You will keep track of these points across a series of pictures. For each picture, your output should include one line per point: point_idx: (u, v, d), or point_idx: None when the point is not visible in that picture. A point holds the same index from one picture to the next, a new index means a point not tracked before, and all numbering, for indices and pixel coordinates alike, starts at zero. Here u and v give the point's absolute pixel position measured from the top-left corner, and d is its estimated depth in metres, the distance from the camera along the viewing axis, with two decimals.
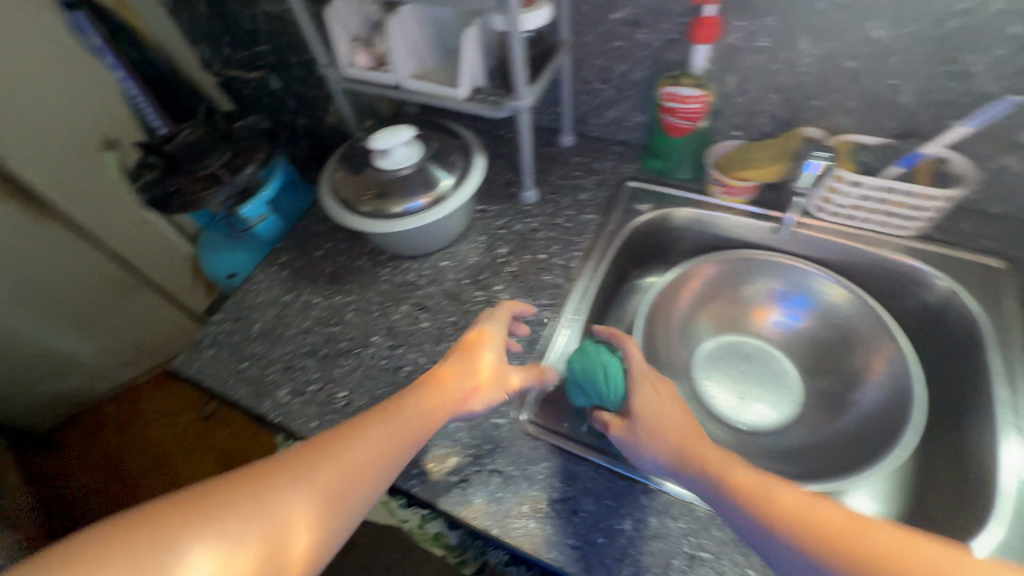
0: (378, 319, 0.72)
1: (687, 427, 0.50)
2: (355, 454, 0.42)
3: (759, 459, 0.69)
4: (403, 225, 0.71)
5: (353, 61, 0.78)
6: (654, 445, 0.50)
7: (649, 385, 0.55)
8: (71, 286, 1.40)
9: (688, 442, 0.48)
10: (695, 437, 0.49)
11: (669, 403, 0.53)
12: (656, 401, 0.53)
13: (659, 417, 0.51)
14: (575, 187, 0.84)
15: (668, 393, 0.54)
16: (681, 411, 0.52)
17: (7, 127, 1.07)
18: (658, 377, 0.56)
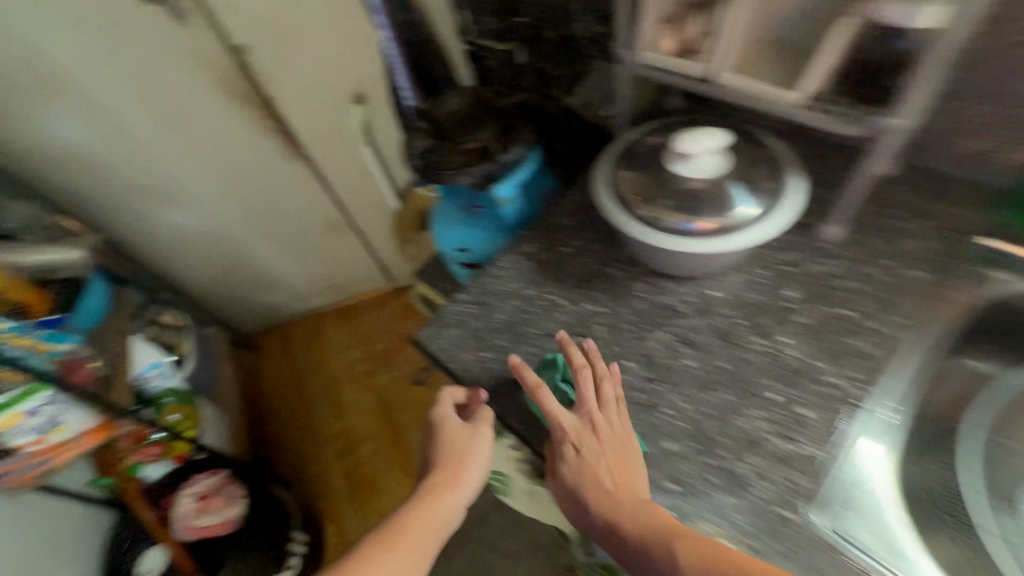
0: (632, 342, 0.64)
1: (615, 486, 0.52)
2: (394, 561, 0.52)
3: None
4: (693, 247, 0.61)
5: (657, 46, 0.69)
6: (583, 508, 0.53)
7: (572, 443, 0.55)
8: (298, 217, 1.60)
9: (616, 507, 0.51)
10: (621, 499, 0.51)
11: (594, 463, 0.53)
12: (583, 461, 0.54)
13: (584, 481, 0.53)
14: (895, 230, 0.66)
15: (598, 443, 0.54)
16: (617, 464, 0.53)
17: (289, 74, 1.20)
18: (584, 422, 0.56)
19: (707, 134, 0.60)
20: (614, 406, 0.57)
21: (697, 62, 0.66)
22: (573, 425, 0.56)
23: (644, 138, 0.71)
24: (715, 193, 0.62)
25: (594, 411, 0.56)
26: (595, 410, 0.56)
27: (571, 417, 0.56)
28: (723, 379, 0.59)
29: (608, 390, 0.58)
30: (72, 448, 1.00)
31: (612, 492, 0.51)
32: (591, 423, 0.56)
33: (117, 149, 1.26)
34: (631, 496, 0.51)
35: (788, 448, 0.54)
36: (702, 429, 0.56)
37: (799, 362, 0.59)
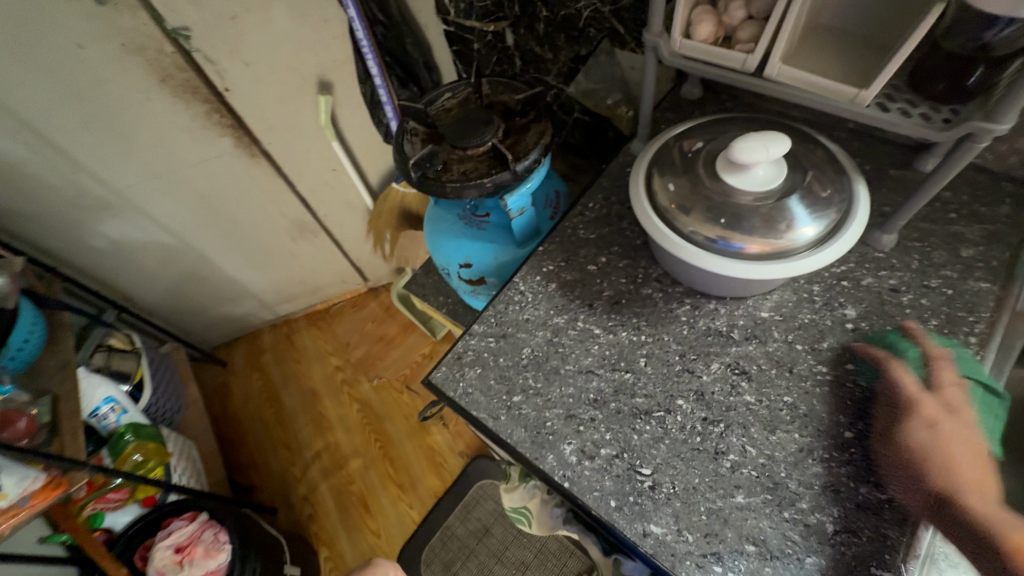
0: (682, 377, 0.57)
1: (971, 480, 0.46)
2: None
3: None
4: (752, 271, 0.54)
5: (691, 32, 0.59)
6: (916, 479, 0.47)
7: (921, 420, 0.49)
8: (259, 221, 1.43)
9: (964, 491, 0.45)
10: (972, 490, 0.45)
11: (949, 445, 0.47)
12: (937, 442, 0.48)
13: (932, 462, 0.47)
14: (952, 236, 0.61)
15: (951, 429, 0.48)
16: (969, 460, 0.47)
17: (240, 63, 1.04)
18: (936, 406, 0.50)
19: (766, 138, 0.52)
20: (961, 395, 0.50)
21: (742, 52, 0.57)
22: (920, 406, 0.50)
23: (680, 140, 0.62)
24: (774, 206, 0.54)
25: (949, 399, 0.50)
26: (949, 397, 0.50)
27: (919, 396, 0.50)
28: (790, 417, 0.53)
29: (958, 382, 0.51)
30: (20, 512, 0.82)
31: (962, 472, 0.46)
32: (949, 409, 0.49)
33: (35, 154, 1.07)
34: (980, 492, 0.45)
35: (872, 495, 0.48)
36: (775, 478, 0.50)
37: (870, 394, 0.53)
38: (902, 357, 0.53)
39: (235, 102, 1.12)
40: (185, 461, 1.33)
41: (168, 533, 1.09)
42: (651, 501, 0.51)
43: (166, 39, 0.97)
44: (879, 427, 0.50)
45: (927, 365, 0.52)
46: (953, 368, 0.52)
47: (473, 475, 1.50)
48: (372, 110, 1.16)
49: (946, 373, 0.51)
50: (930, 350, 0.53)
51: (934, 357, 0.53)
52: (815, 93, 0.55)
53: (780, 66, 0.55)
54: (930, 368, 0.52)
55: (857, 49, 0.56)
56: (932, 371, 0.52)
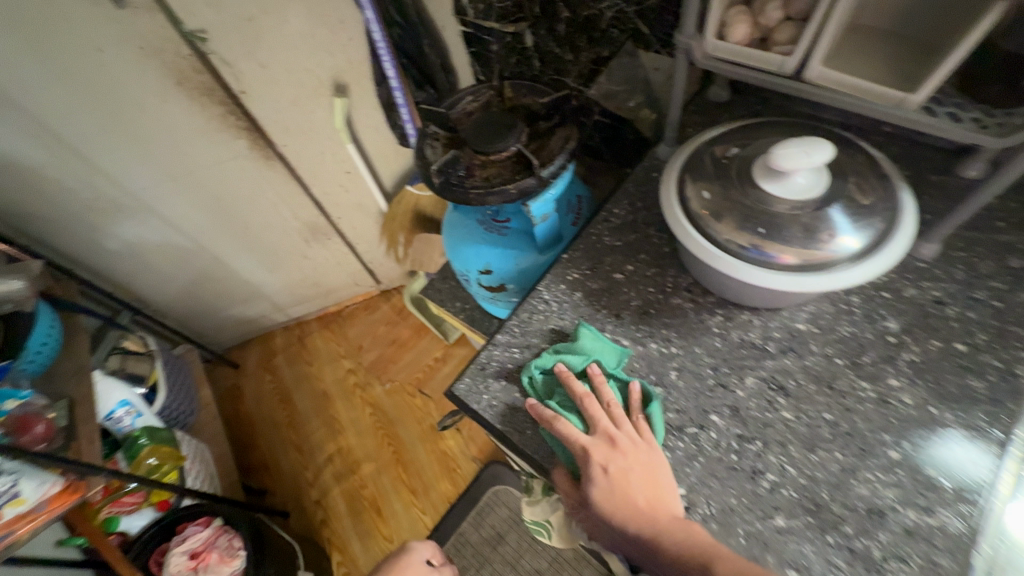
0: (716, 392, 0.55)
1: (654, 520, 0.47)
2: None
3: None
4: (790, 283, 0.52)
5: (725, 33, 0.57)
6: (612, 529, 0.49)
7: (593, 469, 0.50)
8: (273, 223, 1.43)
9: (654, 532, 0.47)
10: (660, 525, 0.47)
11: (624, 490, 0.48)
12: (613, 492, 0.48)
13: (617, 517, 0.48)
14: (999, 245, 0.58)
15: (622, 466, 0.49)
16: (649, 493, 0.48)
17: (256, 65, 1.03)
18: (598, 447, 0.50)
19: (809, 143, 0.50)
20: (624, 422, 0.52)
21: (780, 54, 0.55)
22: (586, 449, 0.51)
23: (713, 145, 0.60)
24: (814, 215, 0.52)
25: (606, 430, 0.51)
26: (602, 438, 0.51)
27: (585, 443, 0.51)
28: (831, 436, 0.51)
29: (618, 411, 0.53)
30: (37, 517, 0.82)
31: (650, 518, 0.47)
32: (609, 443, 0.50)
33: (51, 157, 1.07)
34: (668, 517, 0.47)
35: (923, 520, 0.46)
36: (817, 500, 0.48)
37: (917, 411, 0.51)
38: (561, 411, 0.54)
39: (250, 104, 1.11)
40: (198, 465, 1.33)
41: (183, 538, 1.08)
42: None
43: (182, 42, 0.96)
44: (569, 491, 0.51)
45: (583, 411, 0.53)
46: (597, 391, 0.54)
47: (485, 482, 1.48)
48: (387, 112, 1.14)
49: (596, 410, 0.53)
50: (586, 392, 0.54)
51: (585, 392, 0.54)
52: (858, 96, 0.53)
53: (819, 68, 0.53)
54: (585, 410, 0.53)
55: (900, 51, 0.53)
56: (586, 410, 0.53)
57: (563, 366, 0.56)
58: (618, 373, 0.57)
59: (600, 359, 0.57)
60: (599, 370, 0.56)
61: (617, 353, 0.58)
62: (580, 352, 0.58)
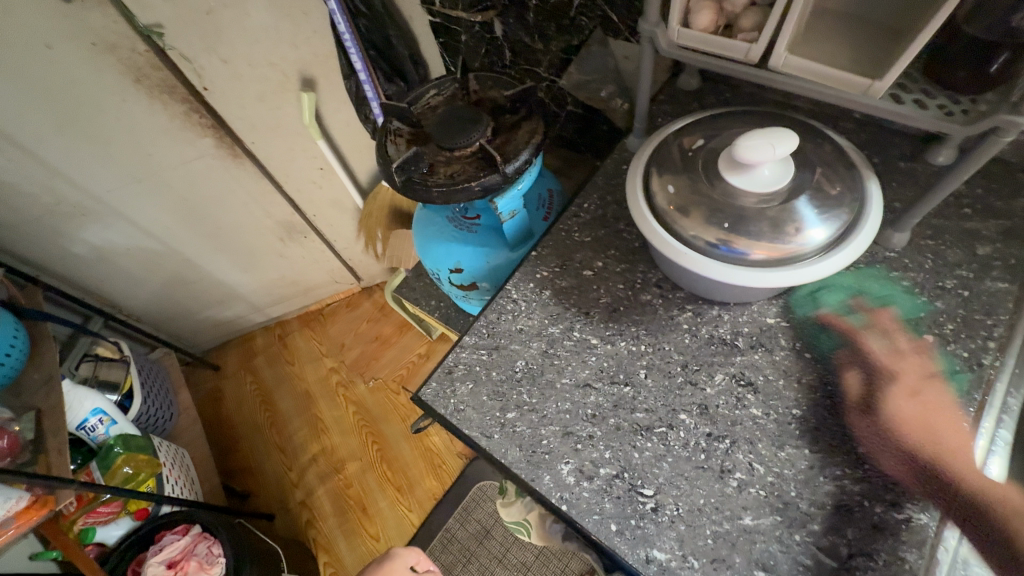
0: (685, 390, 0.54)
1: (954, 450, 0.46)
2: None
3: None
4: (757, 278, 0.51)
5: (690, 21, 0.56)
6: (899, 445, 0.47)
7: (902, 390, 0.49)
8: (245, 223, 1.39)
9: (950, 459, 0.46)
10: (962, 457, 0.46)
11: (929, 416, 0.48)
12: (916, 411, 0.48)
13: (912, 432, 0.48)
14: (967, 233, 0.58)
15: (930, 396, 0.49)
16: (952, 427, 0.48)
17: (217, 60, 0.99)
18: (908, 375, 0.50)
19: (774, 134, 0.48)
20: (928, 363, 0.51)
21: (745, 41, 0.53)
22: (899, 370, 0.50)
23: (680, 136, 0.58)
24: (781, 208, 0.51)
25: (912, 365, 0.51)
26: (911, 368, 0.51)
27: (893, 365, 0.51)
28: (800, 431, 0.50)
29: (920, 353, 0.52)
30: (6, 533, 0.80)
31: (955, 446, 0.47)
32: (917, 374, 0.50)
33: (6, 160, 1.02)
34: (968, 455, 0.46)
35: (890, 515, 0.45)
36: (785, 497, 0.47)
37: (885, 404, 0.50)
38: (856, 331, 0.54)
39: (215, 101, 1.07)
40: (178, 471, 1.30)
41: (161, 548, 1.06)
42: (654, 524, 0.48)
43: (138, 38, 0.92)
44: (853, 394, 0.51)
45: (886, 337, 0.53)
46: (897, 325, 0.53)
47: (472, 477, 1.47)
48: (358, 107, 1.11)
49: (900, 341, 0.52)
50: (890, 327, 0.53)
51: (885, 321, 0.54)
52: (824, 84, 0.52)
53: (785, 55, 0.52)
54: (891, 337, 0.53)
55: (866, 37, 0.52)
56: (893, 341, 0.52)
57: (859, 298, 0.56)
58: (915, 318, 0.54)
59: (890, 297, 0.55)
60: (894, 310, 0.54)
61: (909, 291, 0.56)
62: (875, 291, 0.56)
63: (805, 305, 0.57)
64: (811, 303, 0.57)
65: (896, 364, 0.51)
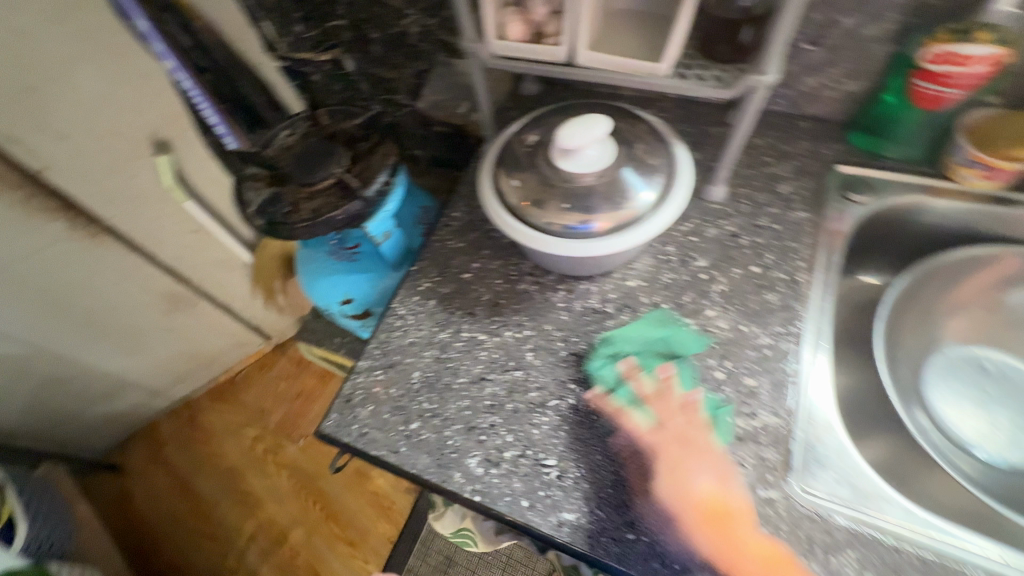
0: (569, 361, 0.59)
1: (712, 516, 0.47)
2: None
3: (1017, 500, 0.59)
4: (604, 247, 0.57)
5: (504, 33, 0.62)
6: (672, 528, 0.48)
7: (659, 457, 0.50)
8: (123, 304, 1.27)
9: (716, 522, 0.47)
10: (727, 518, 0.47)
11: (688, 482, 0.48)
12: (679, 477, 0.49)
13: (679, 498, 0.48)
14: (770, 177, 0.69)
15: (690, 460, 0.50)
16: (715, 485, 0.49)
17: (49, 135, 0.90)
18: (669, 442, 0.51)
19: (588, 122, 0.55)
20: (695, 419, 0.52)
21: (552, 45, 0.60)
22: (663, 443, 0.51)
23: (518, 135, 0.64)
24: (611, 183, 0.57)
25: (677, 431, 0.51)
26: (681, 430, 0.51)
27: (653, 434, 0.52)
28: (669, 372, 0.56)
29: (683, 413, 0.52)
30: None
31: (718, 511, 0.47)
32: (677, 443, 0.51)
33: None
34: (735, 515, 0.47)
35: (748, 424, 0.52)
36: None
37: (731, 332, 0.58)
38: (621, 402, 0.54)
39: (56, 179, 0.96)
40: None
41: None
42: (561, 490, 0.51)
43: None
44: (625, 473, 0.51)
45: (653, 407, 0.53)
46: (669, 384, 0.54)
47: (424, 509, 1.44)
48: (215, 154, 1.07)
49: (664, 406, 0.53)
50: (656, 392, 0.54)
51: (655, 387, 0.54)
52: (622, 72, 0.59)
53: (586, 52, 0.59)
54: (655, 407, 0.53)
55: (647, 29, 0.61)
56: (655, 408, 0.53)
57: (633, 364, 0.56)
58: (685, 379, 0.55)
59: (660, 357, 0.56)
60: (669, 370, 0.55)
61: (686, 330, 0.58)
62: (642, 351, 0.57)
63: (737, 256, 0.63)
64: (592, 380, 0.56)
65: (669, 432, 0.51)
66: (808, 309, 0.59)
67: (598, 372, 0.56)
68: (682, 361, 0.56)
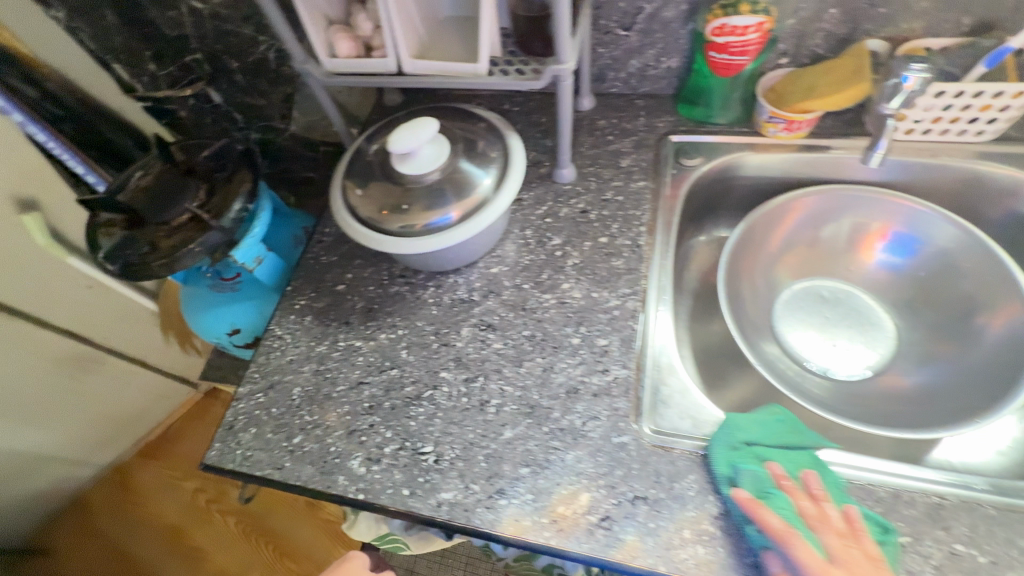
0: (440, 352, 0.62)
1: None
2: None
3: (855, 409, 0.66)
4: (450, 240, 0.60)
5: (335, 51, 0.64)
6: None
7: None
8: (22, 379, 1.15)
9: None
10: None
11: None
12: None
13: None
14: (612, 153, 0.74)
15: None
16: None
17: None
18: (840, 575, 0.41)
19: (416, 126, 0.59)
20: (866, 543, 0.43)
21: (380, 58, 0.63)
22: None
23: (366, 146, 0.66)
24: (451, 180, 0.61)
25: (850, 561, 0.42)
26: (854, 559, 0.42)
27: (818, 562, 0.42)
28: (531, 346, 0.60)
29: (852, 537, 0.44)
30: None
31: None
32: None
33: None
34: None
35: (602, 380, 0.57)
36: (531, 402, 0.57)
37: (585, 300, 0.62)
38: (777, 511, 0.46)
39: None
40: None
41: None
42: (438, 473, 0.54)
43: None
44: None
45: (816, 526, 0.45)
46: (821, 495, 0.47)
47: None
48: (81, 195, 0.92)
49: (826, 528, 0.44)
50: (814, 507, 0.46)
51: (808, 499, 0.47)
52: (448, 76, 0.63)
53: (411, 61, 0.62)
54: (819, 527, 0.44)
55: (468, 33, 0.65)
56: (817, 528, 0.44)
57: (776, 466, 0.50)
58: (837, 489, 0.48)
59: (797, 460, 0.50)
60: (817, 476, 0.48)
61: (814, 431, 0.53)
62: (782, 452, 0.51)
63: (587, 230, 0.68)
64: (728, 481, 0.49)
65: (839, 557, 0.42)
66: (647, 270, 0.64)
67: (735, 472, 0.49)
68: (818, 461, 0.50)
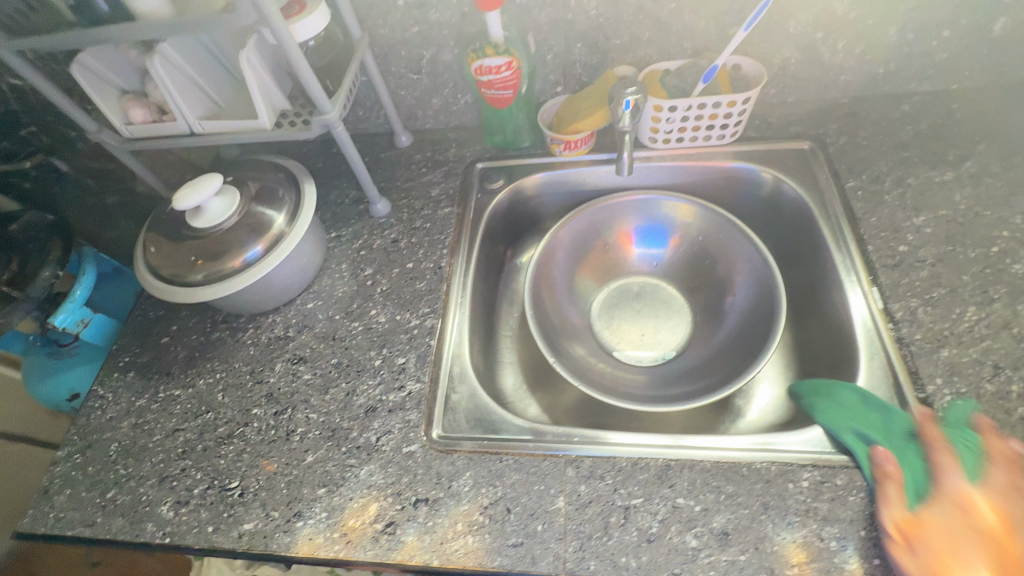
0: (254, 389, 0.65)
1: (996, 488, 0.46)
2: None
3: (652, 393, 0.73)
4: (245, 283, 0.64)
5: (130, 118, 0.68)
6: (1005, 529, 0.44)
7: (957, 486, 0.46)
8: None
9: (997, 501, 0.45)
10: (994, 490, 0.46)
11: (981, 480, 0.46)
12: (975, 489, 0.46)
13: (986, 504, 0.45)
14: (424, 184, 0.81)
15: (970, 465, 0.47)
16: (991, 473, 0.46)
17: None
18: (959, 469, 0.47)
19: (199, 182, 0.61)
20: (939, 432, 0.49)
21: (172, 121, 0.67)
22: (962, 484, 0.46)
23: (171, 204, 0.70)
24: (240, 226, 0.64)
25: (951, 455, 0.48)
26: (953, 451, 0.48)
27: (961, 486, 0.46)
28: (338, 373, 0.65)
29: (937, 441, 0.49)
30: None
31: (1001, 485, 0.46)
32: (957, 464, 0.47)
33: None
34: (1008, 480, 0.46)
35: (397, 396, 0.62)
36: (333, 425, 0.61)
37: (389, 323, 0.68)
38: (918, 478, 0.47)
39: None
40: None
41: None
42: (241, 506, 0.57)
43: None
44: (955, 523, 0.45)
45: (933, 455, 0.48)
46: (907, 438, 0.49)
47: None
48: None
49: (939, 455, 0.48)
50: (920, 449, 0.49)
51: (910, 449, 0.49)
52: (237, 133, 0.67)
53: (200, 121, 0.67)
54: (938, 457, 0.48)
55: None
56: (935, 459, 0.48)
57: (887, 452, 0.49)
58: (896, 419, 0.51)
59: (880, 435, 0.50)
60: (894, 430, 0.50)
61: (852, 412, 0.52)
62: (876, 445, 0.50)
63: (396, 259, 0.74)
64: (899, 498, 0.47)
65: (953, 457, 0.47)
66: (448, 290, 0.70)
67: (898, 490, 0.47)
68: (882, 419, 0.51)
